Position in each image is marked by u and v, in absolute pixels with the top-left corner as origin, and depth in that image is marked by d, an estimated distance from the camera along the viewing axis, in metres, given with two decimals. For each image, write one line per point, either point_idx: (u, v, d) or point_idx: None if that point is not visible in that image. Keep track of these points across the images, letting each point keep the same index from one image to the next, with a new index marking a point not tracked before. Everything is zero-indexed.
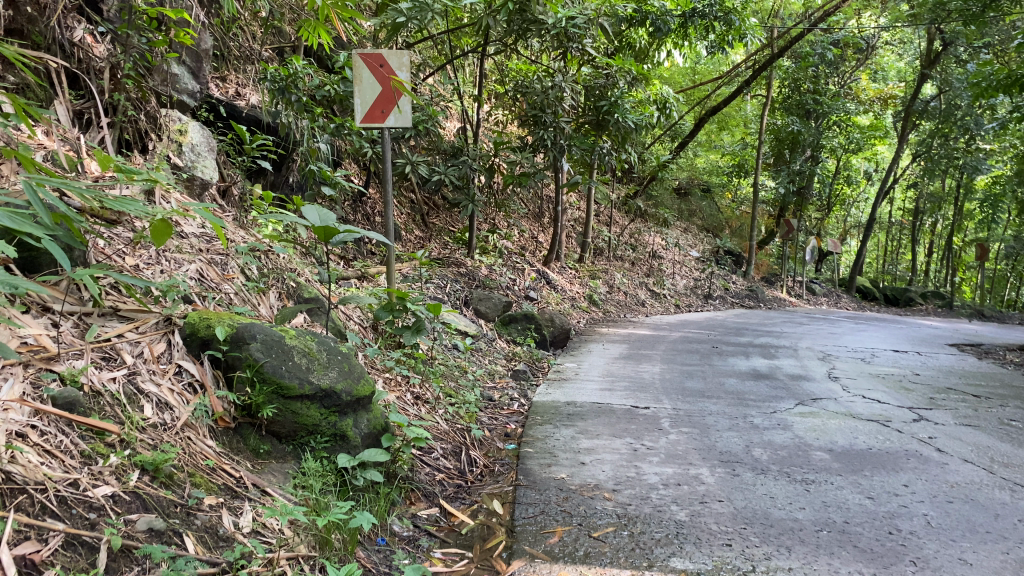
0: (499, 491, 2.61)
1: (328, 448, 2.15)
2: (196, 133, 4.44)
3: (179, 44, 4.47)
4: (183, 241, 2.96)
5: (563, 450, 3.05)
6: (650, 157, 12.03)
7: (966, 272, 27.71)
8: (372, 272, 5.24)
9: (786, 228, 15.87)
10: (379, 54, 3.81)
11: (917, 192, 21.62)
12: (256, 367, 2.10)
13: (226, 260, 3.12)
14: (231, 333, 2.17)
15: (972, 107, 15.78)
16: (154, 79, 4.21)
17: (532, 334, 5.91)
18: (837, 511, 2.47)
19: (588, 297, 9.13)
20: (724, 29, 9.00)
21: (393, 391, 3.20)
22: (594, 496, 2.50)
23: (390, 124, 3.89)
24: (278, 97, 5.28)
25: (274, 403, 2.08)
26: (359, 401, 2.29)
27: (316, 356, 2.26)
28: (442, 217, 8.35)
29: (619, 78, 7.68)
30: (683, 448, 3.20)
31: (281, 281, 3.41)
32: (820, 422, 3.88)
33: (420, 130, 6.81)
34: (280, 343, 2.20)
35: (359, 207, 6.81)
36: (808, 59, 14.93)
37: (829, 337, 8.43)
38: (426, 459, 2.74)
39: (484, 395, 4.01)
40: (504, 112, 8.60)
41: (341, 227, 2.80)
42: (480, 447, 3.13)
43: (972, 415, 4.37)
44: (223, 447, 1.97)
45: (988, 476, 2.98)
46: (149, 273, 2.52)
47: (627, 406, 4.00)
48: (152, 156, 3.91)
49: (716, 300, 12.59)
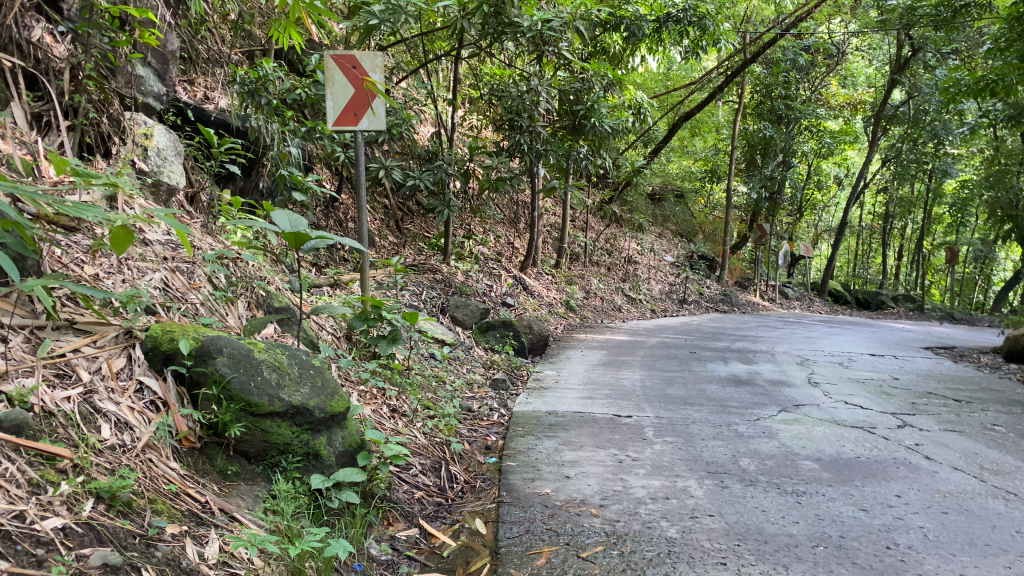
0: (481, 509, 2.49)
1: (301, 468, 2.03)
2: (163, 137, 4.28)
3: (144, 45, 4.31)
4: (145, 248, 2.82)
5: (547, 463, 2.94)
6: (625, 162, 11.99)
7: (936, 275, 28.05)
8: (345, 280, 5.10)
9: (760, 232, 15.90)
10: (351, 55, 3.70)
11: (887, 196, 21.83)
12: (222, 383, 1.97)
13: (192, 268, 2.98)
14: (196, 347, 2.04)
15: (941, 112, 15.93)
16: (117, 80, 4.05)
17: (510, 341, 5.81)
18: (831, 525, 2.39)
19: (564, 303, 9.05)
20: (699, 34, 8.98)
21: (368, 404, 3.08)
22: (580, 513, 2.40)
23: (364, 127, 3.79)
24: (247, 100, 5.13)
25: (242, 422, 1.96)
26: (333, 417, 2.17)
27: (287, 371, 2.14)
28: (417, 223, 8.23)
29: (594, 82, 7.75)
30: (669, 459, 3.11)
31: (250, 291, 3.27)
32: (805, 429, 3.81)
33: (393, 134, 6.68)
34: (248, 357, 2.07)
35: (331, 213, 6.67)
36: (780, 64, 14.99)
37: (805, 342, 8.41)
38: (404, 476, 2.61)
39: (462, 406, 3.89)
40: (479, 117, 8.48)
41: (313, 233, 2.66)
42: (460, 461, 3.01)
43: (955, 421, 4.33)
44: (187, 468, 1.83)
45: (980, 485, 2.93)
46: (109, 282, 2.38)
47: (609, 415, 3.90)
48: (116, 161, 3.75)
49: (691, 305, 12.58)
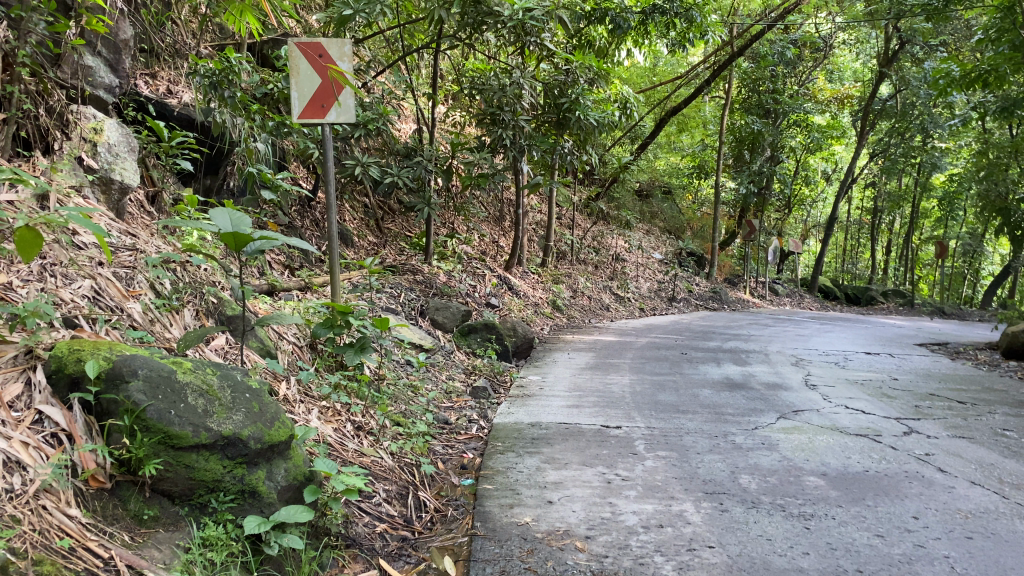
0: (452, 544, 2.21)
1: (234, 508, 1.76)
2: (114, 131, 3.94)
3: (93, 32, 3.99)
4: (75, 252, 2.52)
5: (527, 485, 2.66)
6: (612, 159, 11.73)
7: (924, 269, 28.00)
8: (317, 283, 4.80)
9: (748, 229, 15.61)
10: (317, 43, 3.36)
11: (875, 191, 21.62)
12: (136, 413, 1.68)
13: (133, 274, 2.69)
14: (106, 369, 1.75)
15: (930, 105, 15.71)
16: (61, 70, 3.73)
17: (493, 345, 5.52)
18: (846, 557, 2.12)
19: (551, 303, 8.79)
20: (686, 26, 8.73)
21: (329, 423, 2.82)
22: (564, 547, 2.12)
23: (331, 120, 3.46)
24: (210, 93, 4.79)
25: (160, 457, 1.68)
26: (274, 447, 1.90)
27: (217, 396, 1.85)
28: (398, 222, 7.94)
29: (579, 75, 7.45)
30: (662, 477, 2.83)
31: (198, 297, 2.98)
32: (806, 439, 3.54)
33: (370, 130, 6.34)
34: (169, 380, 1.78)
35: (307, 213, 6.38)
36: (768, 58, 14.71)
37: (798, 340, 8.16)
38: (364, 505, 2.34)
39: (437, 418, 3.60)
40: (461, 112, 8.15)
41: (256, 234, 2.39)
42: (432, 486, 2.73)
43: (964, 426, 4.08)
44: (90, 515, 1.55)
45: (1004, 502, 2.66)
46: (22, 291, 2.10)
47: (596, 426, 3.62)
48: (59, 157, 3.43)
49: (680, 302, 12.37)
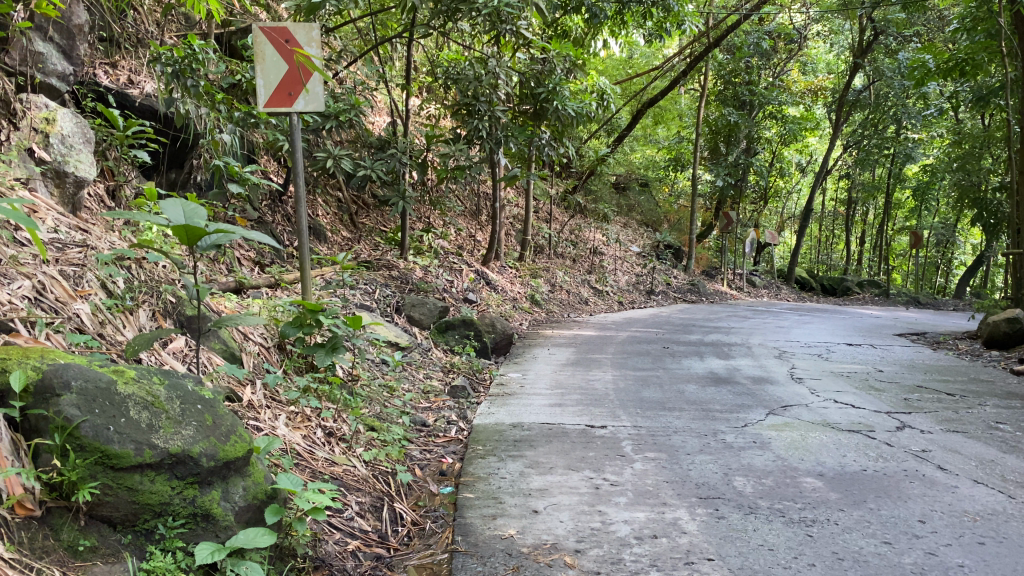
0: (430, 562, 2.04)
1: (186, 533, 1.61)
2: (68, 122, 3.72)
3: (42, 17, 3.76)
4: (16, 250, 2.33)
5: (510, 493, 2.50)
6: (588, 151, 11.57)
7: (898, 259, 28.17)
8: (287, 280, 4.60)
9: (726, 221, 15.50)
10: (284, 26, 3.17)
11: (850, 182, 21.65)
12: (69, 430, 1.53)
13: (82, 273, 2.49)
14: (34, 382, 1.59)
15: (904, 96, 15.62)
16: (9, 56, 3.50)
17: (471, 342, 5.34)
18: (854, 568, 1.98)
19: (529, 297, 8.62)
20: (662, 16, 8.56)
21: (298, 430, 2.64)
22: (553, 564, 1.96)
23: (299, 108, 3.23)
24: (172, 82, 4.53)
25: (98, 479, 1.53)
26: (229, 464, 1.75)
27: (164, 408, 1.70)
28: (372, 217, 7.73)
29: (556, 64, 7.23)
30: (652, 482, 2.67)
31: (155, 297, 2.79)
32: (799, 436, 3.41)
33: (341, 120, 6.11)
34: (107, 393, 1.63)
35: (277, 208, 6.16)
36: (742, 49, 14.58)
37: (779, 332, 8.02)
38: (335, 521, 2.17)
39: (414, 420, 3.43)
40: (436, 103, 7.92)
41: (211, 227, 2.21)
42: (408, 496, 2.55)
43: (956, 420, 3.97)
44: (15, 548, 1.38)
45: (1010, 502, 2.54)
46: None
47: (581, 426, 3.46)
48: (7, 148, 3.20)
49: (658, 296, 12.27)
